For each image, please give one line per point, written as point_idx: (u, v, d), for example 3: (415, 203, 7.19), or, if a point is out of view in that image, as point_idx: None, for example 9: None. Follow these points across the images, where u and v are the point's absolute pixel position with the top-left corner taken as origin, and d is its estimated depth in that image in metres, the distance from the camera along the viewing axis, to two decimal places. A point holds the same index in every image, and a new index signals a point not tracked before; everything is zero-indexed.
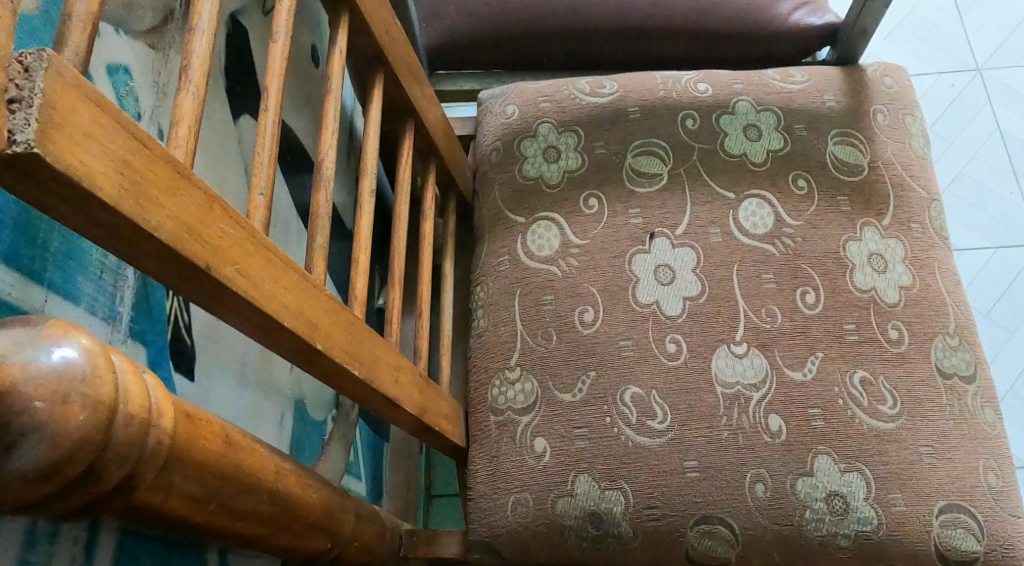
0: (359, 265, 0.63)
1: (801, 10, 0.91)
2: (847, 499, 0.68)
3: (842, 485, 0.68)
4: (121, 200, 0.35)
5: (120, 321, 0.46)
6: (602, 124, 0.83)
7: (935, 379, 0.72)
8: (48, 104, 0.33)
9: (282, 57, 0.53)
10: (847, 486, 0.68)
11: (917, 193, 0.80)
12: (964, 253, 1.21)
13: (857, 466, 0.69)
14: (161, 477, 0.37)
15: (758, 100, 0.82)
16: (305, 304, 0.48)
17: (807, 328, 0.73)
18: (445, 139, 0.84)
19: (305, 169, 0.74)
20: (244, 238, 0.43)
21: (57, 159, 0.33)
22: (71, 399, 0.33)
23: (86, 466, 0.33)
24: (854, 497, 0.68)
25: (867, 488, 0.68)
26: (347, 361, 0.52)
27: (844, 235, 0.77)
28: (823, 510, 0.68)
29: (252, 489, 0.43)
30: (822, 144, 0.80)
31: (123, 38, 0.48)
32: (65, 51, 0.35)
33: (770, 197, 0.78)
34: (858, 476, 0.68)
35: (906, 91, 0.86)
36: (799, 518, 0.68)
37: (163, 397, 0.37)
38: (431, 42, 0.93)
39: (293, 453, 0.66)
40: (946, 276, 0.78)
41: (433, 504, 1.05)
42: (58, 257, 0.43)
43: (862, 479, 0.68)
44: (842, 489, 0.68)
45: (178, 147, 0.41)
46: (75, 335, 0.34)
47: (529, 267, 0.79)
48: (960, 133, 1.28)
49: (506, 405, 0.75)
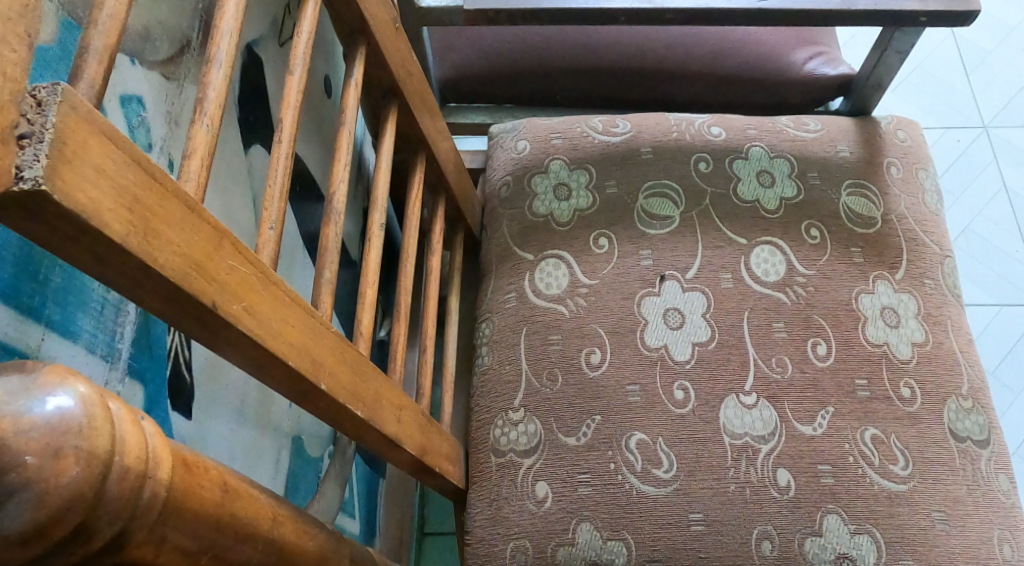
0: (366, 301, 0.62)
1: (816, 60, 0.90)
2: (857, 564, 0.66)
3: (852, 548, 0.66)
4: (129, 238, 0.34)
5: (119, 359, 0.45)
6: (615, 163, 0.82)
7: (947, 441, 0.71)
8: (59, 139, 0.31)
9: (298, 88, 0.52)
10: (858, 550, 0.66)
11: (929, 248, 0.79)
12: (972, 308, 1.19)
13: (867, 527, 0.67)
14: (156, 532, 0.34)
15: (771, 146, 0.82)
16: (311, 342, 0.47)
17: (818, 381, 0.72)
18: (456, 173, 0.83)
19: (313, 198, 0.73)
20: (253, 274, 0.42)
21: (65, 197, 0.31)
22: (63, 452, 0.31)
23: (75, 526, 0.31)
24: (862, 560, 0.66)
25: (878, 551, 0.67)
26: (351, 402, 0.50)
27: (856, 286, 0.75)
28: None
29: (248, 538, 0.40)
30: (835, 194, 0.79)
31: (139, 67, 0.47)
32: (80, 84, 0.34)
33: (782, 244, 0.77)
34: (869, 538, 0.67)
35: (919, 145, 0.86)
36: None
37: (161, 445, 0.35)
38: (444, 75, 0.92)
39: (288, 491, 0.64)
40: (959, 334, 0.77)
41: (425, 543, 1.03)
42: (58, 292, 0.42)
43: (873, 541, 0.67)
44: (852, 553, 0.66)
45: (189, 181, 0.40)
46: (72, 383, 0.32)
47: (537, 305, 0.77)
48: (966, 189, 1.27)
49: (508, 447, 0.74)
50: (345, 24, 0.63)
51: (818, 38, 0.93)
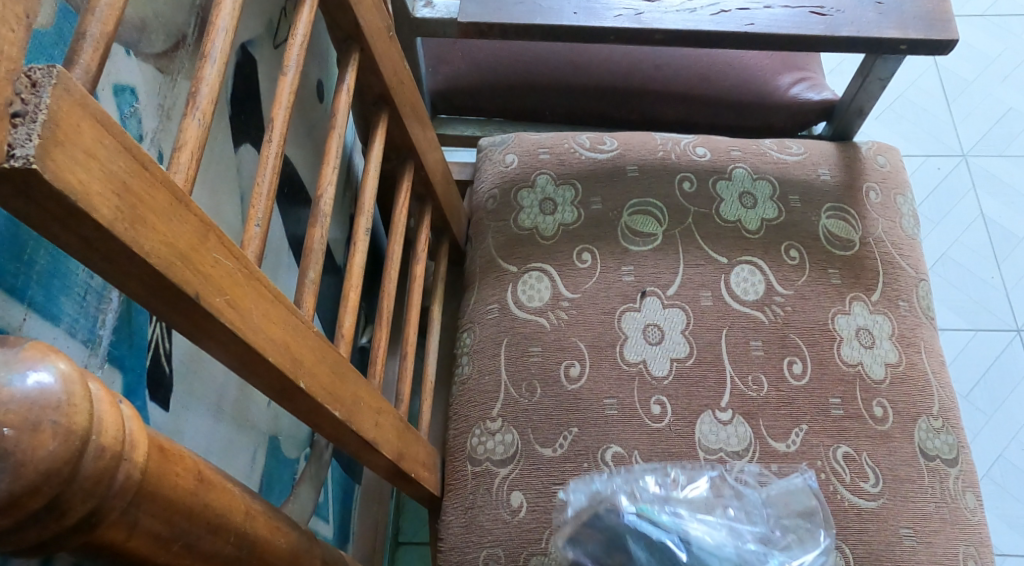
0: (348, 303, 0.62)
1: (801, 85, 0.92)
2: (789, 492, 0.68)
3: (780, 479, 0.69)
4: (116, 223, 0.35)
5: (99, 345, 0.45)
6: (601, 180, 0.83)
7: (918, 460, 0.72)
8: (52, 121, 0.32)
9: (291, 89, 0.53)
10: (785, 483, 0.69)
11: (906, 272, 0.80)
12: (947, 333, 1.21)
13: (798, 466, 0.70)
14: (127, 514, 0.35)
15: (755, 168, 0.83)
16: (292, 340, 0.47)
17: (793, 399, 0.73)
18: (444, 185, 0.83)
19: (301, 201, 0.73)
20: (238, 268, 0.42)
21: (55, 177, 0.32)
22: (41, 427, 0.31)
23: (48, 500, 0.31)
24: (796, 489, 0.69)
25: (811, 488, 0.69)
26: (329, 402, 0.51)
27: (833, 308, 0.77)
28: (765, 496, 0.68)
29: (219, 530, 0.40)
30: (816, 217, 0.81)
31: (133, 59, 0.48)
32: (76, 69, 0.35)
33: (762, 264, 0.78)
34: (799, 474, 0.70)
35: (898, 171, 0.87)
36: (739, 490, 0.68)
37: (139, 429, 0.35)
38: (436, 86, 0.93)
39: (262, 490, 0.64)
40: (933, 357, 0.77)
41: (400, 551, 1.03)
42: (42, 274, 0.42)
43: (805, 477, 0.70)
44: (783, 483, 0.69)
45: (178, 173, 0.40)
46: (53, 359, 0.32)
47: (518, 317, 0.78)
48: (945, 215, 1.29)
49: (484, 456, 0.73)
50: (340, 30, 0.64)
51: (804, 63, 0.94)
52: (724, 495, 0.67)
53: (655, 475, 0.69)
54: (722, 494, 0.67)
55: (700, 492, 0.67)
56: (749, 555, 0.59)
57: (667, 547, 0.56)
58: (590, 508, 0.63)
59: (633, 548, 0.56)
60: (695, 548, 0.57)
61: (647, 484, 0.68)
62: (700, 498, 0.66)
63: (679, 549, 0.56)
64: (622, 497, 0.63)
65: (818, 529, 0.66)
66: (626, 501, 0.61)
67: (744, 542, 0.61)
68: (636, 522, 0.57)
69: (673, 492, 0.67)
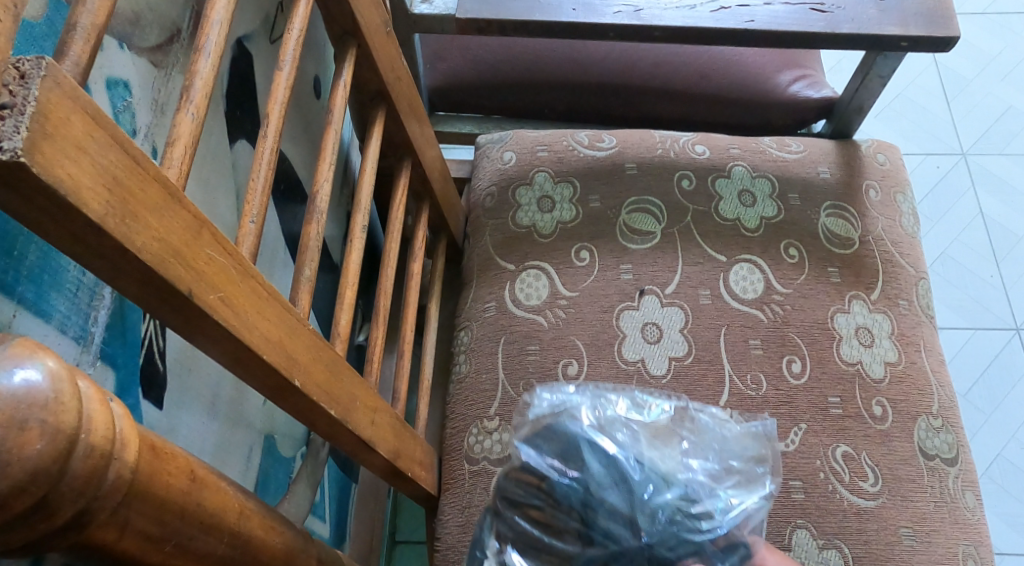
0: (345, 301, 0.62)
1: (801, 82, 0.91)
2: (748, 434, 0.68)
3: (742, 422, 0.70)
4: (107, 218, 0.34)
5: (91, 342, 0.45)
6: (599, 178, 0.82)
7: (917, 460, 0.71)
8: (41, 113, 0.31)
9: (286, 84, 0.52)
10: (748, 427, 0.69)
11: (905, 270, 0.80)
12: (946, 332, 1.20)
13: (760, 416, 0.72)
14: (117, 514, 0.34)
15: (754, 166, 0.83)
16: (287, 337, 0.46)
17: (792, 398, 0.72)
18: (442, 182, 0.83)
19: (297, 199, 0.73)
20: (232, 265, 0.42)
21: (44, 171, 0.31)
22: (28, 425, 0.30)
23: (36, 500, 0.31)
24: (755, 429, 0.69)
25: (769, 435, 0.69)
26: (325, 400, 0.50)
27: (833, 306, 0.76)
28: (724, 433, 0.68)
29: (212, 530, 0.39)
30: (816, 215, 0.80)
31: (127, 53, 0.47)
32: (66, 61, 0.34)
33: (761, 263, 0.78)
34: (761, 420, 0.71)
35: (897, 169, 0.86)
36: (699, 423, 0.68)
37: (129, 428, 0.35)
38: (434, 83, 0.93)
39: (257, 489, 0.64)
40: (932, 355, 0.77)
41: (397, 550, 1.03)
42: (33, 271, 0.41)
43: (765, 422, 0.70)
44: (746, 424, 0.70)
45: (171, 168, 0.40)
46: (41, 357, 0.32)
47: (516, 315, 0.77)
48: (944, 214, 1.29)
49: (482, 455, 0.73)
50: (337, 25, 0.63)
51: (805, 60, 0.93)
52: (682, 425, 0.67)
53: (622, 393, 0.70)
54: (681, 422, 0.67)
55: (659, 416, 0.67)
56: (695, 486, 0.59)
57: (622, 465, 0.58)
58: (551, 416, 0.65)
59: (588, 458, 0.58)
60: (647, 469, 0.58)
61: (615, 399, 0.68)
62: (660, 421, 0.67)
63: (633, 469, 0.58)
64: (585, 412, 0.64)
65: (764, 478, 0.65)
66: (588, 418, 0.63)
67: (694, 474, 0.61)
68: (592, 439, 0.60)
69: (638, 411, 0.68)
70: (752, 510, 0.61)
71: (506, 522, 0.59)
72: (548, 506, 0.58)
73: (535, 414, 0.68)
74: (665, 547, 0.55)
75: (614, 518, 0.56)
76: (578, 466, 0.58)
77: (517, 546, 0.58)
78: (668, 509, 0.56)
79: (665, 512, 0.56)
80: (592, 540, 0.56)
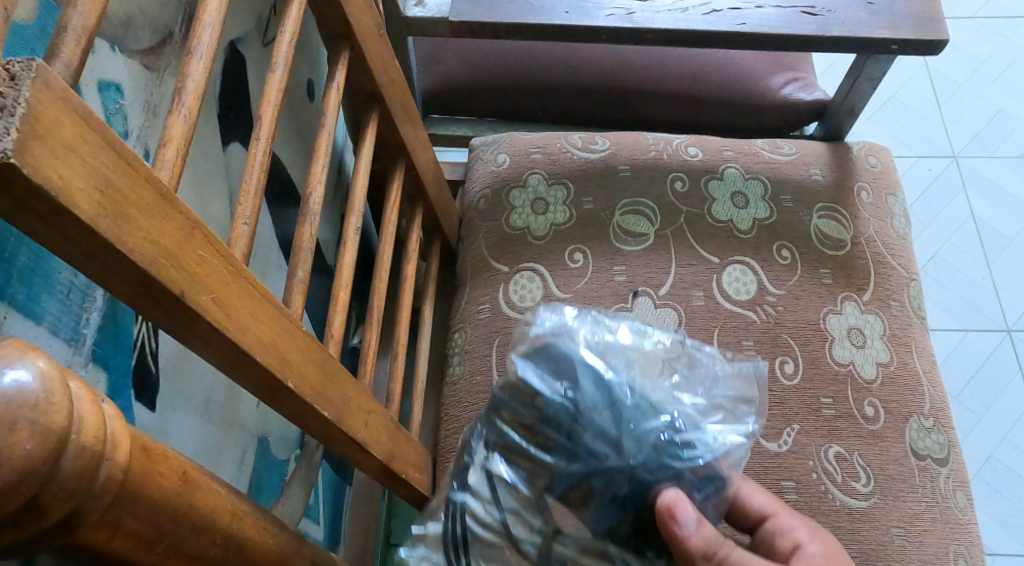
0: (338, 304, 0.62)
1: (793, 85, 0.92)
2: (742, 374, 0.67)
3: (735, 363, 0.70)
4: (99, 219, 0.34)
5: (83, 344, 0.45)
6: (593, 180, 0.83)
7: (909, 460, 0.72)
8: (31, 114, 0.32)
9: (279, 87, 0.52)
10: (740, 369, 0.68)
11: (896, 271, 0.80)
12: (939, 333, 1.21)
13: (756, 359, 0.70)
14: (108, 515, 0.34)
15: (746, 168, 0.83)
16: (280, 339, 0.47)
17: (784, 399, 0.73)
18: (436, 185, 0.83)
19: (291, 201, 0.73)
20: (224, 267, 0.42)
21: (34, 172, 0.32)
22: (18, 426, 0.31)
23: (26, 500, 0.31)
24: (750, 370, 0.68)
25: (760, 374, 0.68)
26: (318, 402, 0.50)
27: (824, 307, 0.76)
28: (716, 371, 0.66)
29: (205, 531, 0.40)
30: (808, 217, 0.81)
31: (118, 55, 0.47)
32: (56, 63, 0.35)
33: (754, 264, 0.78)
34: (753, 362, 0.70)
35: (889, 171, 0.87)
36: (695, 360, 0.66)
37: (121, 428, 0.35)
38: (427, 86, 0.93)
39: (251, 492, 0.64)
40: (924, 356, 0.77)
41: (391, 553, 1.03)
42: (24, 272, 0.41)
43: (757, 364, 0.69)
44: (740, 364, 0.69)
45: (163, 170, 0.40)
46: (31, 358, 0.32)
47: (510, 317, 0.77)
48: (936, 216, 1.29)
49: None
50: (329, 28, 0.63)
51: (795, 63, 0.94)
52: (679, 358, 0.66)
53: (628, 323, 0.66)
54: (678, 355, 0.66)
55: (659, 344, 0.65)
56: (683, 417, 0.56)
57: (614, 389, 0.55)
58: (550, 336, 0.62)
59: (583, 378, 0.56)
60: (638, 395, 0.56)
61: (619, 326, 0.65)
62: (658, 350, 0.64)
63: (625, 395, 0.55)
64: (584, 336, 0.61)
65: (748, 417, 0.63)
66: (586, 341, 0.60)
67: (683, 409, 0.58)
68: (589, 363, 0.57)
69: (640, 338, 0.65)
70: (734, 445, 0.58)
71: (498, 433, 0.59)
72: (538, 422, 0.56)
73: (534, 334, 0.65)
74: (646, 470, 0.53)
75: (599, 438, 0.53)
76: (570, 384, 0.56)
77: (504, 455, 0.58)
78: (655, 435, 0.53)
79: (653, 437, 0.53)
80: (575, 456, 0.54)
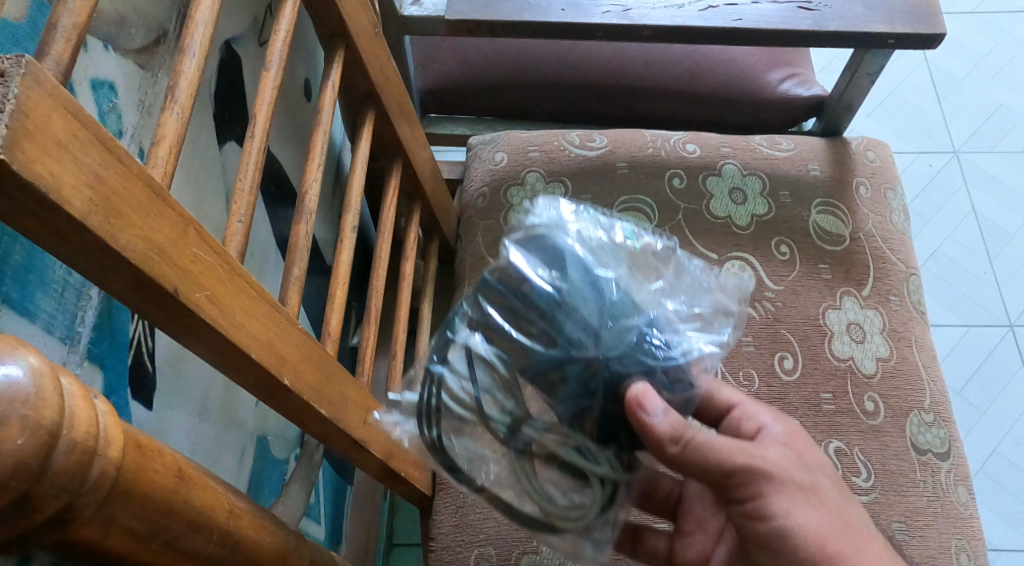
0: (336, 302, 0.62)
1: (791, 81, 0.91)
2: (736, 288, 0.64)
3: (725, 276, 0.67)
4: (90, 216, 0.34)
5: (78, 342, 0.45)
6: (590, 177, 0.83)
7: (910, 455, 0.71)
8: (21, 111, 0.32)
9: (273, 85, 0.52)
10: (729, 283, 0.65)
11: (896, 266, 0.80)
12: (940, 329, 1.21)
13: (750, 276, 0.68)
14: (101, 511, 0.34)
15: (744, 164, 0.83)
16: (276, 336, 0.47)
17: (784, 395, 0.73)
18: (433, 184, 0.83)
19: (288, 201, 0.73)
20: (218, 265, 0.42)
21: (24, 168, 0.32)
22: (9, 421, 0.31)
23: (17, 495, 0.31)
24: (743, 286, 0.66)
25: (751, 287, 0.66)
26: (315, 399, 0.50)
27: (823, 303, 0.76)
28: (704, 279, 0.63)
29: (201, 529, 0.39)
30: (806, 212, 0.81)
31: (112, 54, 0.47)
32: (47, 60, 0.35)
33: (753, 261, 0.78)
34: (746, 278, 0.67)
35: (887, 166, 0.86)
36: (683, 267, 0.63)
37: (113, 424, 0.35)
38: (425, 85, 0.93)
39: (250, 491, 0.64)
40: (924, 351, 0.77)
41: (394, 553, 1.03)
42: (18, 271, 0.41)
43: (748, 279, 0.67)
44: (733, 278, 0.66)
45: (156, 167, 0.40)
46: (23, 354, 0.32)
47: None
48: (937, 211, 1.29)
49: None
50: (324, 27, 0.64)
51: (793, 58, 0.94)
52: (666, 264, 0.63)
53: (626, 226, 0.63)
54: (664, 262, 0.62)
55: (647, 246, 0.62)
56: (660, 319, 0.53)
57: (600, 281, 0.51)
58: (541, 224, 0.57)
59: (572, 266, 0.51)
60: (623, 291, 0.52)
61: (613, 227, 0.61)
62: (646, 254, 0.61)
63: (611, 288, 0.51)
64: (576, 225, 0.58)
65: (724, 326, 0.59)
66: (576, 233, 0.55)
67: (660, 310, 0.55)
68: (582, 253, 0.52)
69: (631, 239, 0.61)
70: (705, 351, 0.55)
71: (479, 308, 0.52)
72: (520, 303, 0.51)
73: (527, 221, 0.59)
74: (618, 362, 0.50)
75: (579, 327, 0.49)
76: (558, 269, 0.51)
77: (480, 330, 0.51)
78: (635, 332, 0.50)
79: (632, 336, 0.50)
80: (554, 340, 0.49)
